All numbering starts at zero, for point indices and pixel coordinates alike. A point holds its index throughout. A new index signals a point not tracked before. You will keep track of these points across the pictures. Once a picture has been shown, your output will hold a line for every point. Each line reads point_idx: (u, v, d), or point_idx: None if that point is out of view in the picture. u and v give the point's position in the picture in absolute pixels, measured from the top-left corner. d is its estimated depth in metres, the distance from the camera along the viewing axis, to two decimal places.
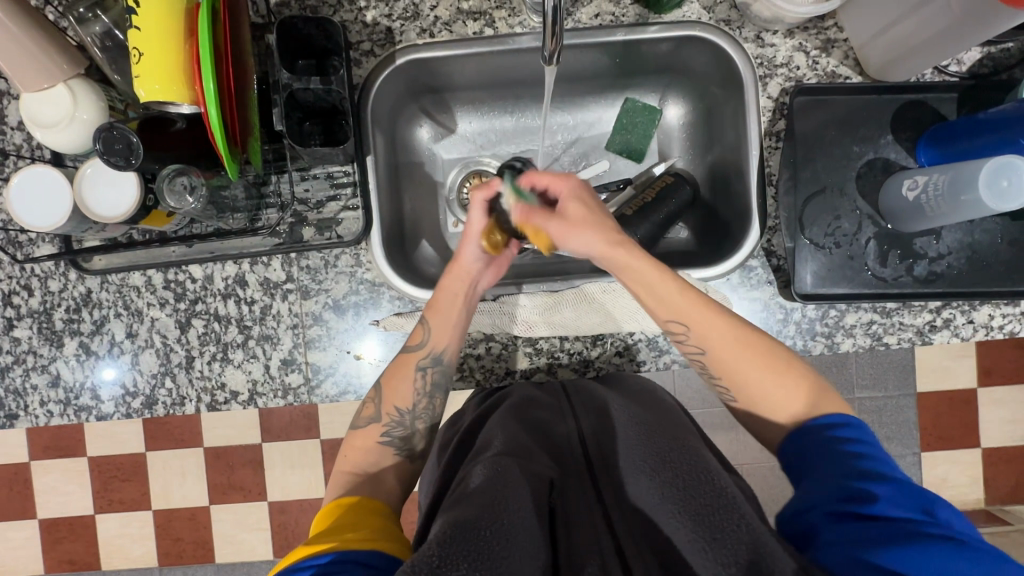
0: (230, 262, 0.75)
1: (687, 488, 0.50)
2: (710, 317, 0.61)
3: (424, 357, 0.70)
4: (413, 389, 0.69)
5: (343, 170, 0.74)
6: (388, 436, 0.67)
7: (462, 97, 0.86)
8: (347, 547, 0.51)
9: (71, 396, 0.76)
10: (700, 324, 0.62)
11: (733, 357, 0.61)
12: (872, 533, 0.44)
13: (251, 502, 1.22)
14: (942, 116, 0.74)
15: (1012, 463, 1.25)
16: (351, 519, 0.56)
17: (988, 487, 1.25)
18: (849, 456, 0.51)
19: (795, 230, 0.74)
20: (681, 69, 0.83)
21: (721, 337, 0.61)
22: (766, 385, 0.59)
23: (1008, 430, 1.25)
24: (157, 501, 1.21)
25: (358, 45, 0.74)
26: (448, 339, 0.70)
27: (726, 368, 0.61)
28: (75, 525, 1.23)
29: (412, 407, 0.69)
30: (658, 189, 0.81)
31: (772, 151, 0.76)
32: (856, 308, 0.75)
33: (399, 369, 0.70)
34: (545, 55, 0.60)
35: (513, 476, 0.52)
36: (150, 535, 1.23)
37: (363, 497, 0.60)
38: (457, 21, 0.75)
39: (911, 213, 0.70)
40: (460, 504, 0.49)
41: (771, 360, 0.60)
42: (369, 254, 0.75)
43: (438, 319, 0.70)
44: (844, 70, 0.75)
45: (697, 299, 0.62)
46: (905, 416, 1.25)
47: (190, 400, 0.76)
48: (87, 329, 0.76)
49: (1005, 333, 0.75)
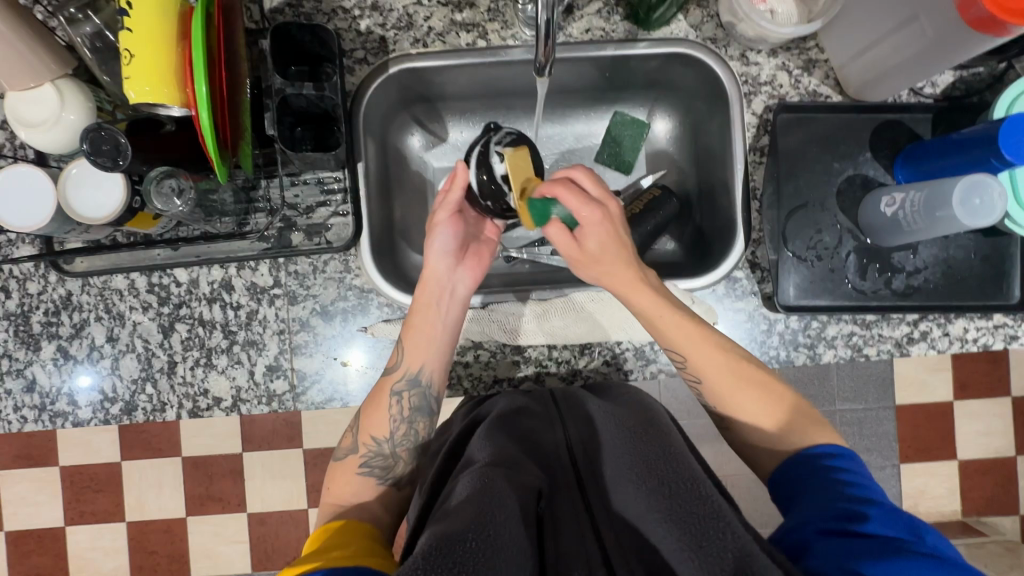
0: (216, 267, 0.74)
1: (674, 496, 0.50)
2: (700, 347, 0.64)
3: (399, 380, 0.69)
4: (389, 417, 0.68)
5: (333, 176, 0.74)
6: (368, 467, 0.67)
7: (454, 107, 0.87)
8: (334, 564, 0.51)
9: (46, 402, 0.74)
10: (697, 356, 0.64)
11: (731, 388, 0.63)
12: (863, 548, 0.45)
13: (229, 513, 1.19)
14: (917, 135, 0.76)
15: (987, 475, 1.28)
16: (336, 540, 0.56)
17: (964, 499, 1.28)
18: (844, 482, 0.53)
19: (779, 243, 0.75)
20: (668, 85, 0.85)
21: (720, 372, 0.64)
22: (760, 418, 0.62)
23: (983, 443, 1.28)
24: (131, 512, 1.18)
25: (352, 53, 0.75)
26: (420, 358, 0.70)
27: (725, 398, 0.64)
28: (43, 538, 1.19)
29: (390, 436, 0.68)
30: (645, 202, 0.82)
31: (756, 166, 0.78)
32: (836, 320, 0.77)
33: (375, 396, 0.69)
34: (536, 65, 0.61)
35: (503, 485, 0.52)
36: (124, 548, 1.20)
37: (350, 523, 0.60)
38: (450, 32, 0.76)
39: (889, 228, 0.72)
40: (449, 517, 0.49)
41: (764, 389, 0.63)
42: (359, 260, 0.75)
43: (411, 340, 0.70)
44: (825, 89, 0.78)
45: (699, 333, 0.64)
46: (885, 429, 1.27)
47: (171, 406, 0.74)
48: (66, 333, 0.74)
49: (979, 345, 0.77)
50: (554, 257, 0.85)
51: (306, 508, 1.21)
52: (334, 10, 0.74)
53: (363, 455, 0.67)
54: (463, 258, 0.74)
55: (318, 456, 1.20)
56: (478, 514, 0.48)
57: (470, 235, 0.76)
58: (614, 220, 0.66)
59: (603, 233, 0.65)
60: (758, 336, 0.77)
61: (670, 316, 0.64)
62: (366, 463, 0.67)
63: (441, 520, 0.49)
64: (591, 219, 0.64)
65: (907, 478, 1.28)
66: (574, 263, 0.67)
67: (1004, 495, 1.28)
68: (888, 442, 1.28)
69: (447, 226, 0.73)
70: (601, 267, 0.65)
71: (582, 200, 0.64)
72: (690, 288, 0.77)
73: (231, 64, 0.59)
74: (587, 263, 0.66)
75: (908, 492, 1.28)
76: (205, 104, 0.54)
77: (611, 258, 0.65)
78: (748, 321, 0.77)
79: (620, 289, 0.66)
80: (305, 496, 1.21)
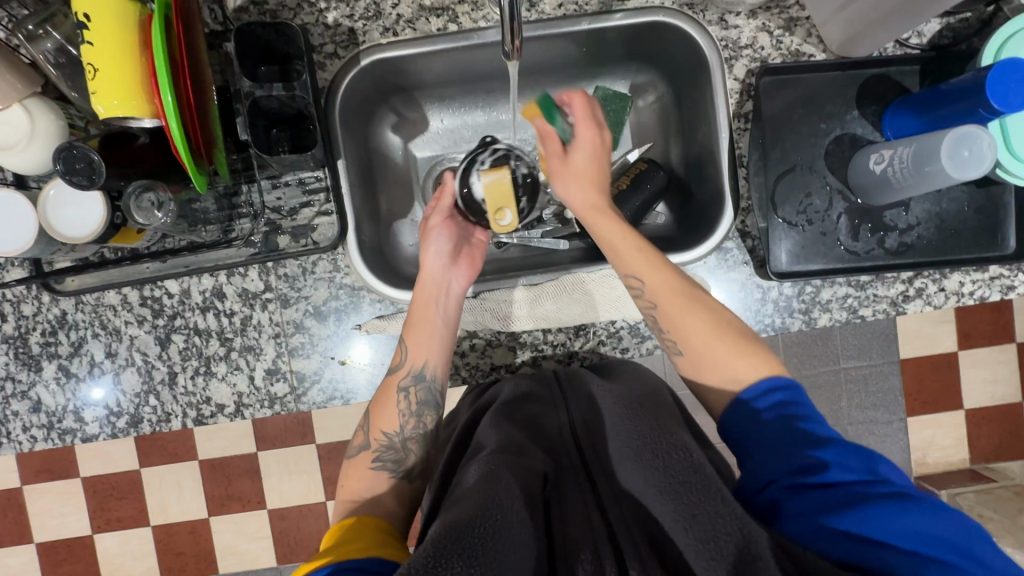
0: (206, 275, 0.74)
1: (668, 469, 0.50)
2: (659, 274, 0.64)
3: (405, 377, 0.70)
4: (398, 412, 0.69)
5: (315, 175, 0.74)
6: (381, 461, 0.67)
7: (431, 95, 0.86)
8: (342, 561, 0.51)
9: (54, 420, 0.75)
10: (651, 278, 0.64)
11: (679, 312, 0.63)
12: (827, 501, 0.46)
13: (250, 511, 1.22)
14: (905, 89, 0.75)
15: (993, 421, 1.29)
16: (347, 533, 0.57)
17: (971, 447, 1.29)
18: (791, 419, 0.53)
19: (768, 209, 0.75)
20: (648, 56, 0.84)
21: (671, 296, 0.63)
22: (713, 346, 0.60)
23: (988, 390, 1.28)
24: (156, 515, 1.21)
25: (322, 47, 0.73)
26: (424, 353, 0.70)
27: (674, 318, 0.63)
28: (74, 546, 1.23)
29: (400, 429, 0.69)
30: (632, 177, 0.82)
31: (742, 132, 0.77)
32: (831, 283, 0.76)
33: (383, 395, 0.70)
34: (505, 51, 0.59)
35: (505, 467, 0.54)
36: (152, 551, 1.23)
37: (363, 518, 0.60)
38: (419, 18, 0.74)
39: (880, 186, 0.71)
40: (458, 503, 0.50)
41: (721, 323, 0.62)
42: (347, 259, 0.75)
43: (414, 338, 0.71)
44: (808, 48, 0.76)
45: (660, 262, 0.65)
46: (890, 383, 1.28)
47: (176, 416, 0.75)
48: (65, 352, 0.75)
49: (975, 299, 0.77)
50: (545, 240, 0.85)
51: (323, 501, 1.23)
52: (300, 4, 0.73)
53: (377, 448, 0.68)
54: (463, 258, 0.76)
55: (332, 450, 1.22)
56: (486, 499, 0.49)
57: (463, 236, 0.78)
58: (604, 146, 0.72)
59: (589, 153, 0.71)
60: (752, 304, 0.76)
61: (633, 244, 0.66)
62: (378, 456, 0.67)
63: (450, 508, 0.50)
64: (584, 137, 0.71)
65: (915, 430, 1.29)
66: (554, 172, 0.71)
67: (1010, 440, 1.29)
68: (893, 396, 1.28)
69: (442, 229, 0.76)
70: (580, 181, 0.70)
71: (582, 121, 0.71)
72: (680, 261, 0.76)
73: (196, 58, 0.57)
74: (566, 174, 0.71)
75: (916, 444, 1.29)
76: (173, 107, 0.53)
77: (589, 176, 0.70)
78: (741, 291, 0.77)
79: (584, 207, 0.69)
80: (321, 491, 1.23)
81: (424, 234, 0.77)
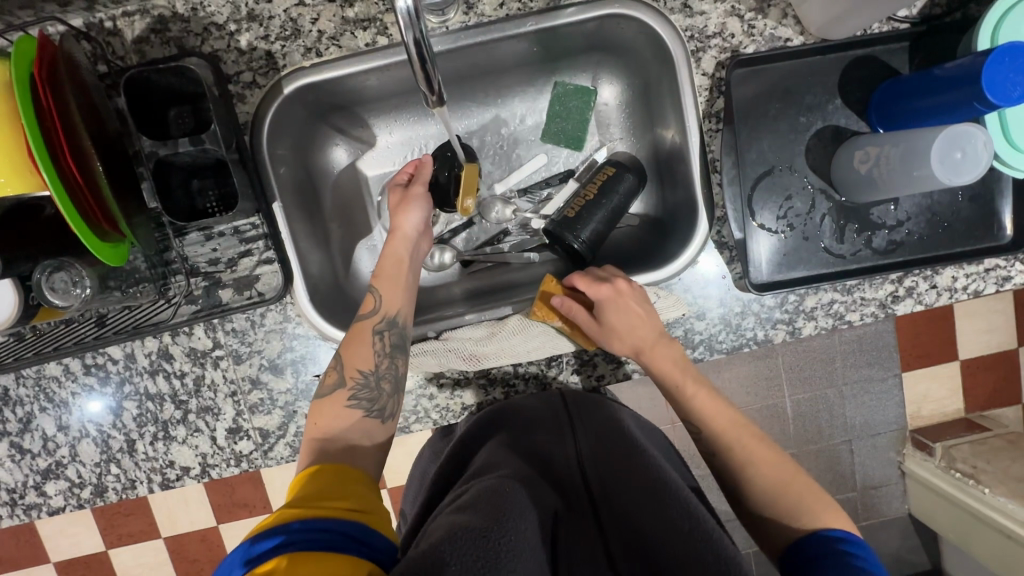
0: (148, 338, 0.69)
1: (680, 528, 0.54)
2: (719, 413, 0.65)
3: (378, 322, 0.64)
4: (373, 351, 0.62)
5: (250, 223, 0.68)
6: (356, 399, 0.60)
7: (375, 108, 0.78)
8: (318, 522, 0.45)
9: (16, 496, 0.73)
10: (712, 414, 0.65)
11: (740, 450, 0.62)
12: None
13: (257, 515, 1.22)
14: (893, 70, 0.67)
15: (987, 369, 1.27)
16: (323, 485, 0.50)
17: (966, 397, 1.28)
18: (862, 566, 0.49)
19: (745, 216, 0.69)
20: (609, 46, 0.75)
21: (736, 437, 0.63)
22: (773, 488, 0.59)
23: (982, 340, 1.26)
24: (165, 527, 1.22)
25: (238, 77, 0.65)
26: (400, 300, 0.66)
27: (734, 456, 0.62)
28: (91, 563, 1.23)
29: (375, 368, 0.62)
30: (600, 184, 0.75)
31: (713, 134, 0.70)
32: (816, 290, 0.71)
33: (353, 337, 0.63)
34: (424, 92, 0.52)
35: (518, 491, 0.57)
36: (167, 560, 1.24)
37: (354, 471, 0.53)
38: (344, 33, 0.66)
39: (862, 185, 0.66)
40: (468, 511, 0.52)
41: (786, 469, 0.61)
42: (297, 308, 0.70)
43: (387, 285, 0.67)
44: (784, 30, 0.67)
45: (712, 394, 0.66)
46: (885, 341, 1.26)
47: (141, 482, 0.73)
48: (15, 429, 0.72)
49: (970, 293, 0.72)
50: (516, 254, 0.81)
51: None
52: (207, 27, 0.64)
53: (352, 387, 0.60)
54: (426, 238, 0.74)
55: None
56: (497, 515, 0.52)
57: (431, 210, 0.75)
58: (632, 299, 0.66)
59: (622, 312, 0.66)
60: (733, 319, 0.71)
61: (688, 379, 0.66)
62: (354, 395, 0.60)
63: (457, 514, 0.52)
64: (609, 300, 0.66)
65: (910, 385, 1.27)
66: (602, 308, 0.66)
67: (1005, 386, 1.28)
68: (888, 354, 1.26)
69: (422, 198, 0.72)
70: (623, 339, 0.66)
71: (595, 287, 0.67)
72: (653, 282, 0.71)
73: (71, 121, 0.50)
74: (607, 335, 0.67)
75: (912, 398, 1.27)
76: (55, 181, 0.47)
77: (633, 326, 0.66)
78: (719, 307, 0.71)
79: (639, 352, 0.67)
80: None
81: (400, 202, 0.72)
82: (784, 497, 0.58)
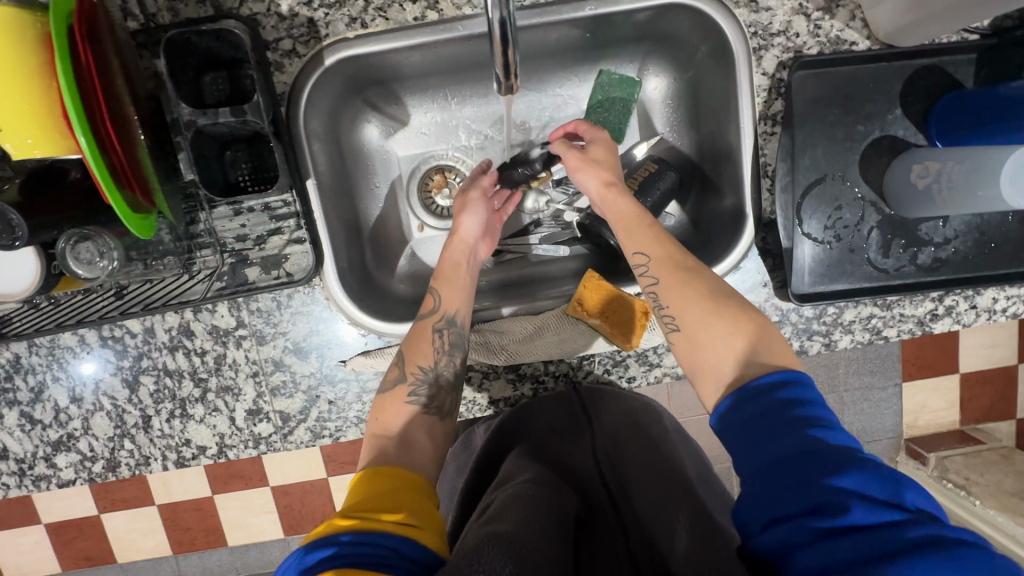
0: (168, 313, 0.67)
1: (691, 524, 0.49)
2: (670, 261, 0.58)
3: (439, 318, 0.63)
4: (434, 349, 0.62)
5: (281, 200, 0.65)
6: (415, 395, 0.60)
7: (412, 85, 0.74)
8: (363, 535, 0.44)
9: (24, 467, 0.71)
10: (668, 275, 0.57)
11: (690, 296, 0.55)
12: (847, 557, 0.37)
13: (254, 487, 1.22)
14: (958, 82, 0.65)
15: (988, 384, 1.26)
16: (373, 494, 0.49)
17: (963, 409, 1.27)
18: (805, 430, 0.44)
19: (792, 224, 0.67)
20: (661, 37, 0.72)
21: (690, 291, 0.56)
22: (713, 328, 0.53)
23: (986, 356, 1.25)
24: (160, 494, 1.21)
25: (277, 44, 0.62)
26: (459, 299, 0.65)
27: (675, 299, 0.56)
28: (84, 525, 1.22)
29: (435, 365, 0.62)
30: (642, 178, 0.73)
31: (767, 138, 0.68)
32: (855, 304, 0.70)
33: (414, 333, 0.63)
34: (498, 70, 0.48)
35: (537, 491, 0.55)
36: (160, 527, 1.23)
37: (409, 475, 0.52)
38: (392, 5, 0.62)
39: (915, 200, 0.64)
40: (497, 520, 0.50)
41: (743, 319, 0.53)
42: (326, 290, 0.68)
43: (446, 286, 0.66)
44: (849, 34, 0.65)
45: (679, 257, 0.58)
46: (890, 350, 1.25)
47: (155, 459, 0.71)
48: (25, 398, 0.69)
49: (1008, 315, 0.71)
50: (545, 245, 0.79)
51: (326, 477, 1.22)
52: None
53: (411, 383, 0.60)
54: (487, 243, 0.72)
55: None
56: (524, 517, 0.50)
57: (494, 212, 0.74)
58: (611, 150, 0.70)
59: (599, 145, 0.69)
60: None
61: (647, 233, 0.61)
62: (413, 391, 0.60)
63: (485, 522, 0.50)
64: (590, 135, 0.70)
65: (909, 395, 1.26)
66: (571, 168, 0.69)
67: (1002, 403, 1.27)
68: (892, 363, 1.25)
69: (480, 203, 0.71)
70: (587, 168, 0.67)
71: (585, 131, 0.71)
72: None
73: (105, 76, 0.46)
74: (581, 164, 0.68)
75: (910, 408, 1.27)
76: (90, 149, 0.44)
77: (605, 165, 0.67)
78: None
79: (602, 188, 0.66)
80: (322, 467, 1.22)
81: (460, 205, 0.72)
82: (726, 333, 0.52)
